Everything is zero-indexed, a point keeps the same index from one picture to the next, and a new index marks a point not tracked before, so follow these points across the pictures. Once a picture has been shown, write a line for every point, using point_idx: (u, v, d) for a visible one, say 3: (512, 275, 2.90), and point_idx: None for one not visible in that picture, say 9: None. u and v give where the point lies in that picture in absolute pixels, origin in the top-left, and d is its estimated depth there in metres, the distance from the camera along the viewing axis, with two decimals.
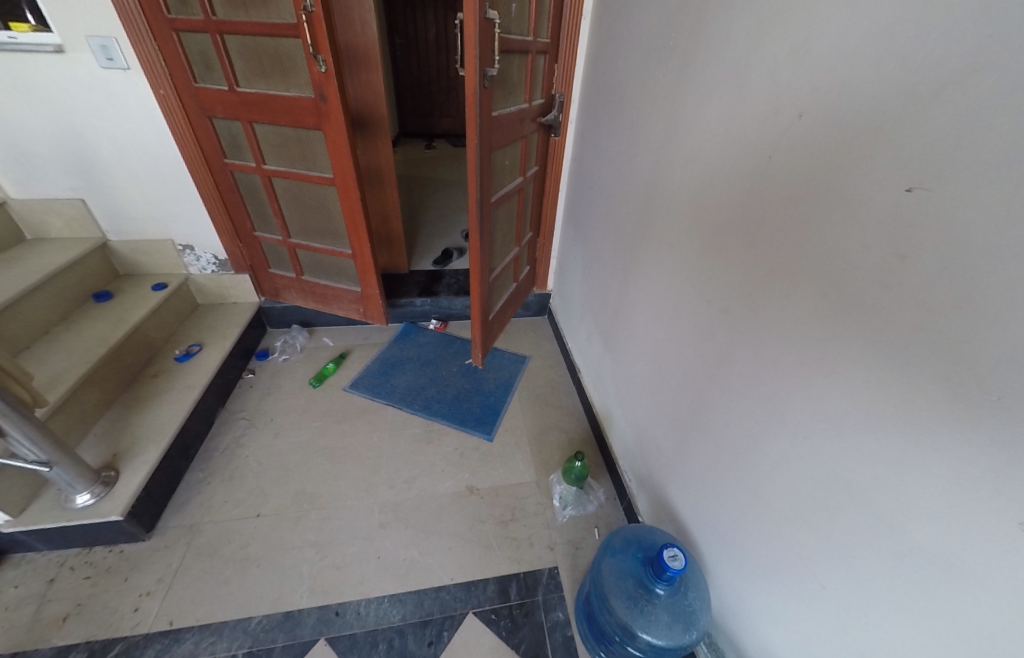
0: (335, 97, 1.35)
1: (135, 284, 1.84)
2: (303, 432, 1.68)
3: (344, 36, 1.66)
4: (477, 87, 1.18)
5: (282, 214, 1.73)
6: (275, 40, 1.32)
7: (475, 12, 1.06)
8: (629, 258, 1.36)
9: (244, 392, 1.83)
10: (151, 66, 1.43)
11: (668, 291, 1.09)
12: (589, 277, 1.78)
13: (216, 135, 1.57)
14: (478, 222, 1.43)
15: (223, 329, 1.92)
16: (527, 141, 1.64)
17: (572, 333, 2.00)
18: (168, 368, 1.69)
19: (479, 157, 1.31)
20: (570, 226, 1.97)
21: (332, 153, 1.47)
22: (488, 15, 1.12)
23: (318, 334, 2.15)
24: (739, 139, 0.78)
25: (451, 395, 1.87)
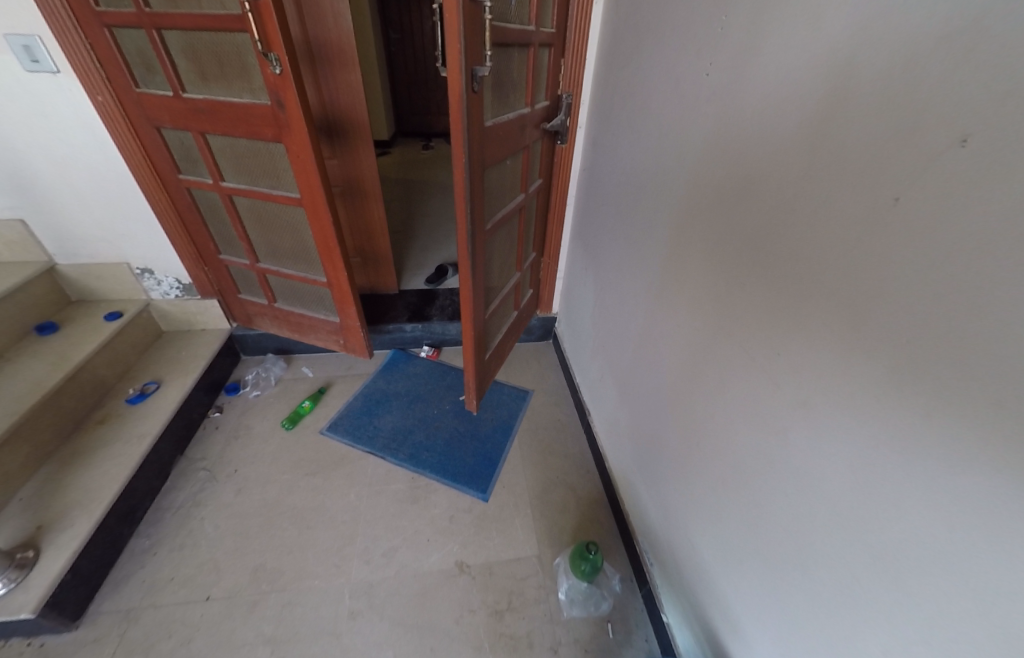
0: (293, 102, 1.15)
1: (87, 313, 1.62)
2: (270, 487, 1.45)
3: (317, 32, 1.46)
4: (465, 93, 0.94)
5: (248, 236, 1.52)
6: (219, 35, 1.13)
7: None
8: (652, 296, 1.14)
9: (207, 435, 1.60)
10: (85, 70, 1.24)
11: (711, 351, 0.87)
12: (602, 308, 1.54)
13: (167, 148, 1.37)
14: (469, 253, 1.19)
15: (186, 361, 1.69)
16: (529, 152, 1.40)
17: (582, 367, 1.76)
18: (118, 413, 1.46)
19: (470, 177, 1.07)
20: (578, 246, 1.73)
21: (296, 169, 1.28)
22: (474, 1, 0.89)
23: (297, 363, 1.93)
24: (853, 167, 0.54)
25: (442, 441, 1.64)
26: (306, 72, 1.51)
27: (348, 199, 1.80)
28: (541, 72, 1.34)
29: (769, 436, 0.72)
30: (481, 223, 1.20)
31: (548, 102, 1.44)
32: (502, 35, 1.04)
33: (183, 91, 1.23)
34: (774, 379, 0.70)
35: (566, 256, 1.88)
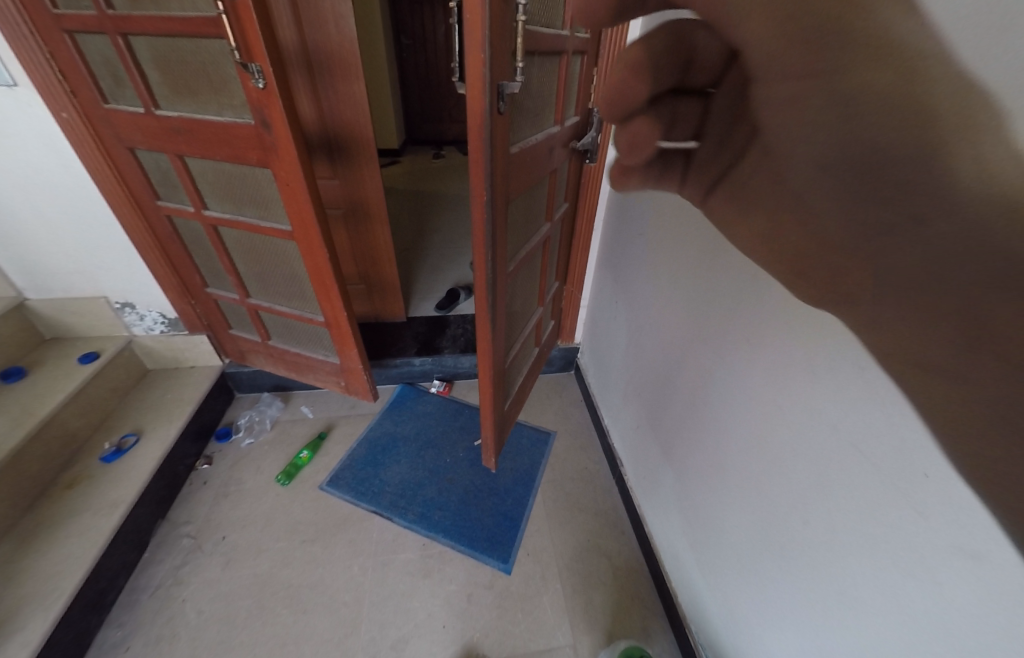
0: (280, 122, 0.98)
1: (60, 353, 1.43)
2: (262, 559, 1.27)
3: (315, 38, 1.28)
4: (489, 114, 0.75)
5: (236, 270, 1.35)
6: (195, 44, 0.96)
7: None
8: (704, 339, 0.95)
9: (193, 493, 1.42)
10: (45, 82, 1.06)
11: (808, 441, 0.68)
12: (635, 349, 1.35)
13: (144, 171, 1.20)
14: (489, 301, 1.01)
15: (171, 406, 1.50)
16: (555, 175, 1.21)
17: (610, 410, 1.57)
18: (91, 473, 1.28)
19: (492, 215, 0.88)
20: (606, 273, 1.54)
21: (285, 197, 1.11)
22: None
23: (294, 402, 1.74)
24: None
25: (457, 498, 1.45)
26: (302, 83, 1.34)
27: (350, 223, 1.62)
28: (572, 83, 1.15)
29: (912, 580, 0.53)
30: (502, 264, 1.01)
31: (578, 115, 1.25)
32: (532, 42, 0.85)
33: (155, 107, 1.07)
34: (919, 507, 0.51)
35: (591, 283, 1.69)
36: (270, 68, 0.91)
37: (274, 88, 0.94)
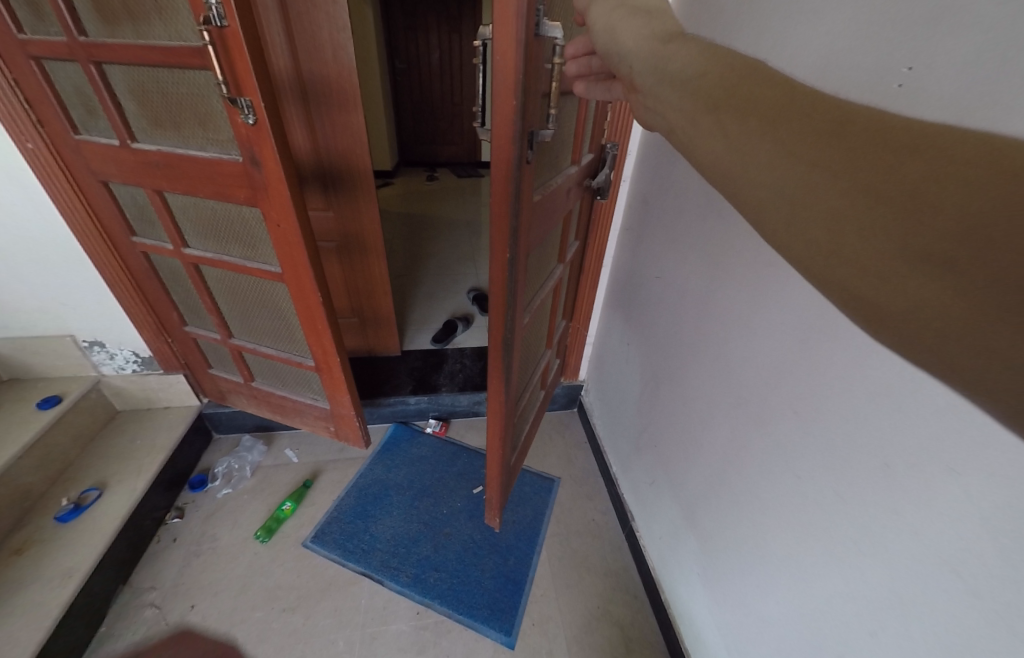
0: (271, 160, 0.90)
1: (16, 397, 1.29)
2: (234, 635, 1.13)
3: (310, 67, 1.21)
4: (518, 165, 0.69)
5: (218, 310, 1.25)
6: (177, 73, 0.87)
7: (518, 30, 0.57)
8: (735, 399, 0.86)
9: (161, 553, 1.28)
10: (7, 110, 0.96)
11: (870, 537, 0.59)
12: (648, 398, 1.26)
13: (117, 205, 1.10)
14: (504, 357, 0.93)
15: (140, 454, 1.36)
16: (570, 216, 1.16)
17: (618, 458, 1.47)
18: (43, 536, 1.14)
19: (515, 271, 0.82)
20: (615, 312, 1.47)
21: (275, 236, 1.02)
22: (537, 39, 0.64)
23: (279, 444, 1.61)
24: None
25: (454, 557, 1.32)
26: (294, 112, 1.26)
27: (344, 256, 1.53)
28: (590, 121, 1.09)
29: None
30: (519, 319, 0.94)
31: (592, 153, 1.19)
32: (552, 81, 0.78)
33: (132, 140, 0.98)
34: None
35: (598, 320, 1.61)
36: (263, 103, 0.84)
37: (265, 123, 0.86)
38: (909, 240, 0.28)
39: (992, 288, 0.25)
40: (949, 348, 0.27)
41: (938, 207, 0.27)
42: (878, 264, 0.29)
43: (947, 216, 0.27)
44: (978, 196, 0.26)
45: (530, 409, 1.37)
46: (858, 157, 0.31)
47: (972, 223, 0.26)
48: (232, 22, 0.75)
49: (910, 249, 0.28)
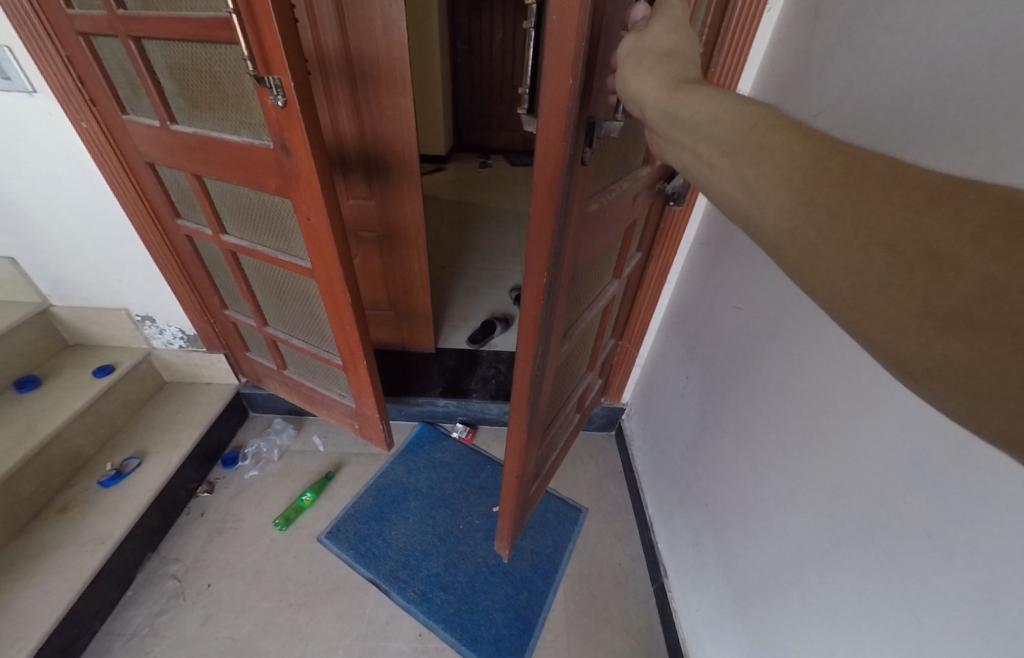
0: (301, 148, 0.81)
1: (78, 362, 1.38)
2: (242, 622, 1.13)
3: (360, 44, 1.11)
4: (566, 176, 0.54)
5: (254, 297, 1.23)
6: (210, 50, 0.82)
7: None
8: (833, 486, 0.67)
9: (188, 525, 1.32)
10: (64, 89, 0.97)
11: None
12: (704, 446, 1.08)
13: (162, 187, 1.09)
14: (531, 394, 0.81)
15: (179, 427, 1.42)
16: (636, 223, 0.99)
17: (659, 503, 1.30)
18: (86, 498, 1.21)
19: (553, 299, 0.69)
20: (677, 338, 1.28)
21: (305, 232, 0.95)
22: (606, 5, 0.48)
23: (308, 430, 1.62)
24: None
25: (464, 580, 1.24)
26: (340, 92, 1.18)
27: (385, 248, 1.46)
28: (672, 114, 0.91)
29: None
30: (554, 349, 0.82)
31: None
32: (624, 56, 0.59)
33: (172, 121, 0.94)
34: None
35: (655, 342, 1.43)
36: (293, 83, 0.74)
37: (295, 107, 0.76)
38: (926, 300, 0.29)
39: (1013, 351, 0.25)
40: (980, 409, 0.27)
41: (954, 269, 0.28)
42: (901, 322, 0.30)
43: (958, 273, 0.27)
44: (991, 262, 0.26)
45: (562, 433, 1.24)
46: (876, 218, 0.31)
47: (986, 286, 0.26)
48: None
49: (929, 307, 0.28)
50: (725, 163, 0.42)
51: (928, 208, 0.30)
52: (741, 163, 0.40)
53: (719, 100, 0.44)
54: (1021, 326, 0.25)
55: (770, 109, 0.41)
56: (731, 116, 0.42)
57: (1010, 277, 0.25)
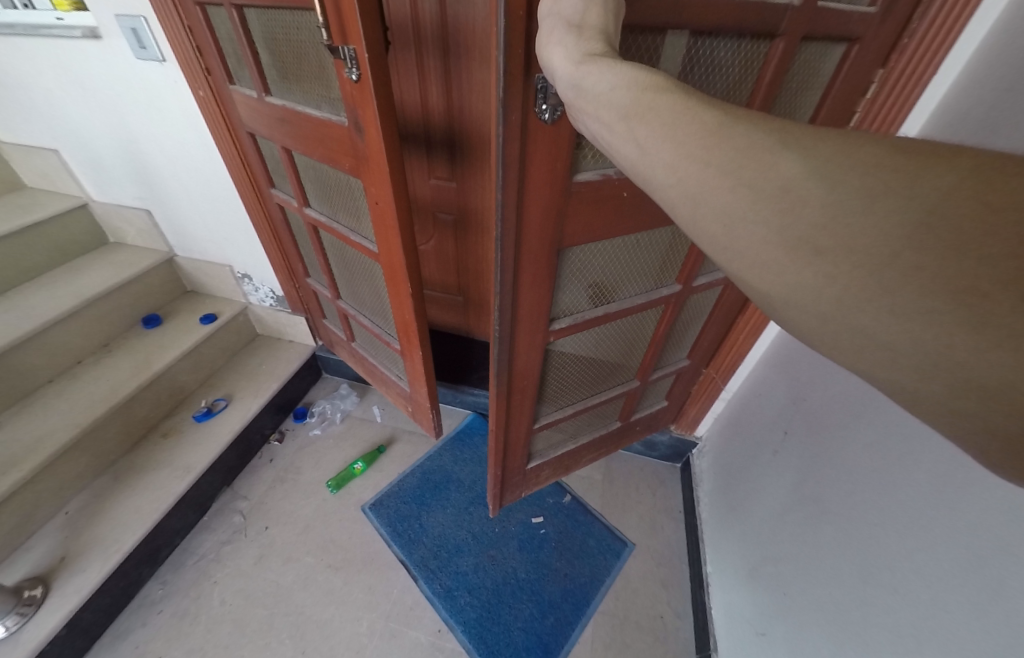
0: (372, 127, 0.76)
1: (191, 308, 1.57)
2: (286, 571, 1.21)
3: (457, 10, 1.02)
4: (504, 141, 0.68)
5: (330, 271, 1.26)
6: (300, 18, 0.79)
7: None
8: None
9: (259, 468, 1.45)
10: (186, 58, 1.02)
11: None
12: (794, 526, 0.91)
13: (261, 156, 1.13)
14: (495, 341, 0.94)
15: (261, 377, 1.55)
16: (701, 256, 1.01)
17: (723, 564, 1.12)
18: (182, 429, 1.38)
19: (514, 253, 0.82)
20: (784, 380, 1.06)
21: (374, 214, 0.92)
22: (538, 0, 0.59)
23: (369, 399, 1.69)
24: None
25: (491, 587, 1.20)
26: (433, 65, 1.11)
27: (461, 234, 1.41)
28: (799, 86, 0.79)
29: None
30: (528, 309, 0.93)
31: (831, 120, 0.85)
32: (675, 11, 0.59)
33: (267, 93, 0.96)
34: None
35: (748, 379, 1.23)
36: (367, 54, 0.68)
37: (369, 79, 0.71)
38: (785, 233, 0.30)
39: (855, 271, 0.27)
40: (876, 368, 0.28)
41: (803, 203, 0.29)
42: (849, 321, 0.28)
43: None
44: (833, 193, 0.28)
45: (584, 421, 1.32)
46: (737, 160, 0.32)
47: None
48: None
49: (785, 238, 0.30)
50: (623, 128, 0.41)
51: (783, 146, 0.31)
52: (636, 127, 0.39)
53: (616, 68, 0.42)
54: (860, 246, 0.27)
55: (660, 76, 0.40)
56: (626, 85, 0.40)
57: (854, 200, 0.28)
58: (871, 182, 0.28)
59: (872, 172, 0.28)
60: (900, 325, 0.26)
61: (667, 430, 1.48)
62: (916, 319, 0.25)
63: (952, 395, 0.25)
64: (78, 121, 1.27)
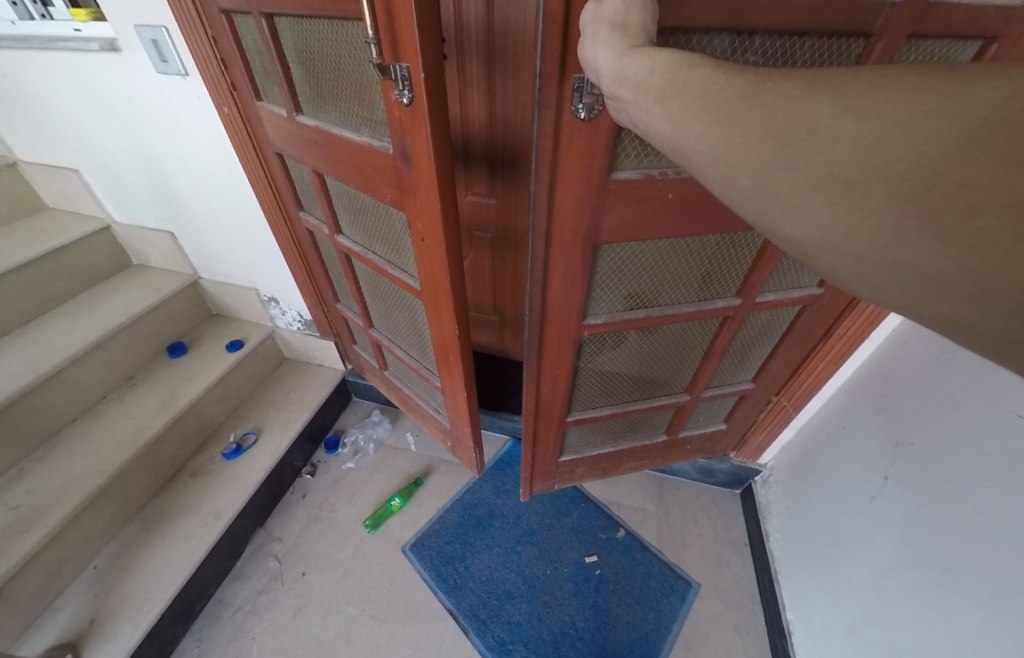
0: (424, 159, 0.66)
1: (216, 333, 1.47)
2: (328, 624, 1.12)
3: (505, 11, 0.91)
4: (540, 136, 0.67)
5: (363, 299, 1.17)
6: (338, 28, 0.69)
7: None
8: None
9: (292, 506, 1.36)
10: (210, 73, 0.92)
11: None
12: (890, 591, 0.80)
13: (290, 177, 1.04)
14: (528, 335, 0.93)
15: (291, 407, 1.46)
16: (777, 256, 0.84)
17: (805, 615, 1.02)
18: (212, 468, 1.29)
19: (545, 248, 0.79)
20: (879, 416, 0.90)
21: (418, 253, 0.83)
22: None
23: (403, 425, 1.60)
24: None
25: (548, 638, 1.11)
26: (475, 72, 1.00)
27: (498, 252, 1.31)
28: None
29: None
30: (560, 309, 0.88)
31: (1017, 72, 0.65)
32: (738, 12, 0.55)
33: (297, 112, 0.86)
34: None
35: (825, 407, 1.10)
36: (422, 73, 0.58)
37: (421, 100, 0.60)
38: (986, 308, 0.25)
39: (892, 198, 0.28)
40: None
41: (836, 141, 0.30)
42: None
43: None
44: (865, 126, 0.29)
45: (623, 425, 1.24)
46: (766, 118, 0.33)
47: None
48: None
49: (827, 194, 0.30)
50: (660, 109, 0.41)
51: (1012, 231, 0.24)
52: (672, 107, 0.40)
53: (656, 54, 0.42)
54: (897, 173, 0.28)
55: (693, 54, 0.40)
56: (713, 97, 0.37)
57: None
58: (905, 109, 0.28)
59: (909, 99, 0.28)
60: (965, 274, 0.26)
61: (726, 457, 1.37)
62: (958, 237, 0.26)
63: (1009, 316, 0.25)
64: (94, 138, 1.15)
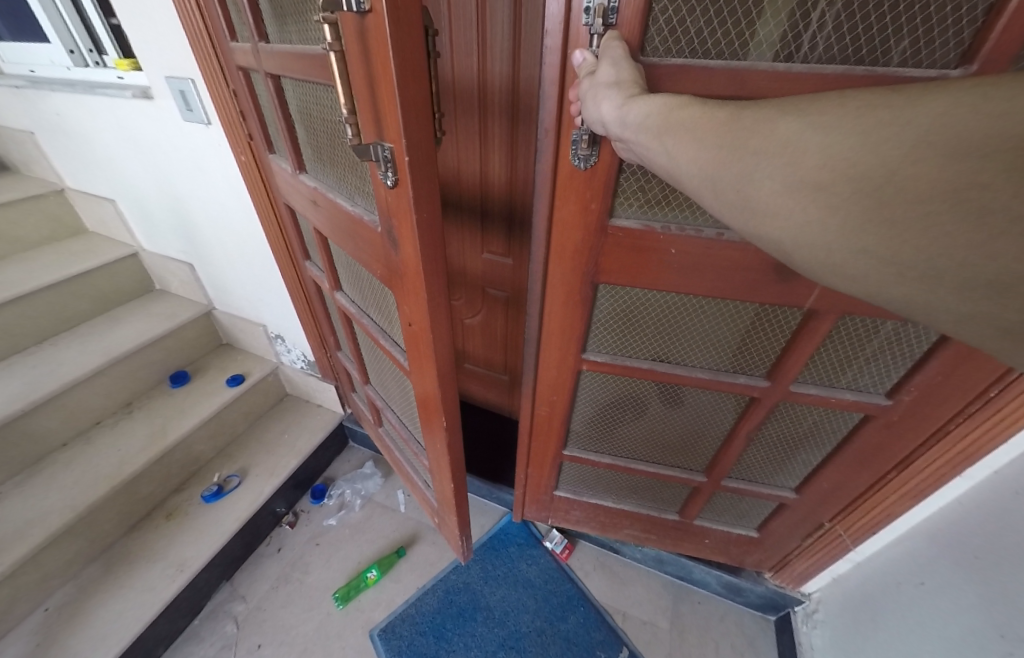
0: (409, 245, 0.58)
1: (221, 365, 1.45)
2: None
3: (530, 72, 0.85)
4: (541, 176, 0.61)
5: (360, 356, 1.09)
6: (333, 97, 0.64)
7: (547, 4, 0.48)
8: None
9: (264, 560, 1.27)
10: (230, 125, 0.91)
11: None
12: None
13: (299, 225, 1.00)
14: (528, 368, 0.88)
15: (282, 449, 1.39)
16: (829, 324, 0.64)
17: None
18: (188, 510, 1.22)
19: (541, 280, 0.73)
20: (978, 588, 0.67)
21: (408, 337, 0.74)
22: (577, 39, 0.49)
23: (395, 482, 1.48)
24: None
25: None
26: (498, 132, 0.94)
27: (512, 311, 1.21)
28: None
29: None
30: (557, 349, 0.81)
31: None
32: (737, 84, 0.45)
33: (302, 170, 0.83)
34: None
35: (893, 547, 0.87)
36: (405, 156, 0.50)
37: (407, 184, 0.52)
38: None
39: (856, 197, 0.26)
40: None
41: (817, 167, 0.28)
42: None
43: None
44: (838, 142, 0.28)
45: (628, 484, 1.08)
46: (746, 137, 0.33)
47: None
48: (374, 22, 0.42)
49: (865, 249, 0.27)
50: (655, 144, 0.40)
51: None
52: (665, 139, 0.39)
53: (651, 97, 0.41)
54: None
55: (684, 97, 0.40)
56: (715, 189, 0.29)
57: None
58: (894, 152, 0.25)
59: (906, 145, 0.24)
60: None
61: (760, 578, 1.14)
62: (914, 228, 0.25)
63: None
64: (128, 174, 1.19)
